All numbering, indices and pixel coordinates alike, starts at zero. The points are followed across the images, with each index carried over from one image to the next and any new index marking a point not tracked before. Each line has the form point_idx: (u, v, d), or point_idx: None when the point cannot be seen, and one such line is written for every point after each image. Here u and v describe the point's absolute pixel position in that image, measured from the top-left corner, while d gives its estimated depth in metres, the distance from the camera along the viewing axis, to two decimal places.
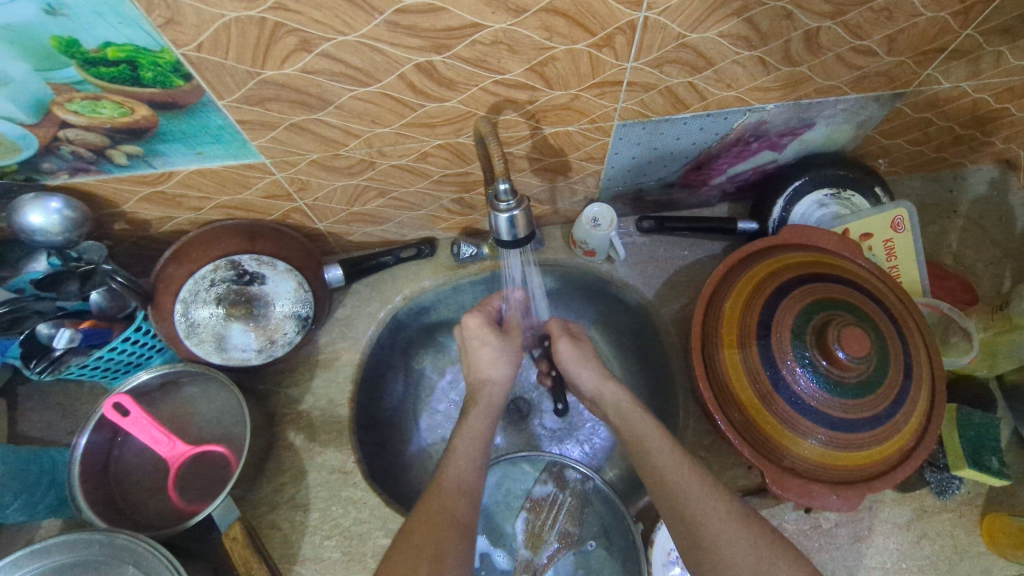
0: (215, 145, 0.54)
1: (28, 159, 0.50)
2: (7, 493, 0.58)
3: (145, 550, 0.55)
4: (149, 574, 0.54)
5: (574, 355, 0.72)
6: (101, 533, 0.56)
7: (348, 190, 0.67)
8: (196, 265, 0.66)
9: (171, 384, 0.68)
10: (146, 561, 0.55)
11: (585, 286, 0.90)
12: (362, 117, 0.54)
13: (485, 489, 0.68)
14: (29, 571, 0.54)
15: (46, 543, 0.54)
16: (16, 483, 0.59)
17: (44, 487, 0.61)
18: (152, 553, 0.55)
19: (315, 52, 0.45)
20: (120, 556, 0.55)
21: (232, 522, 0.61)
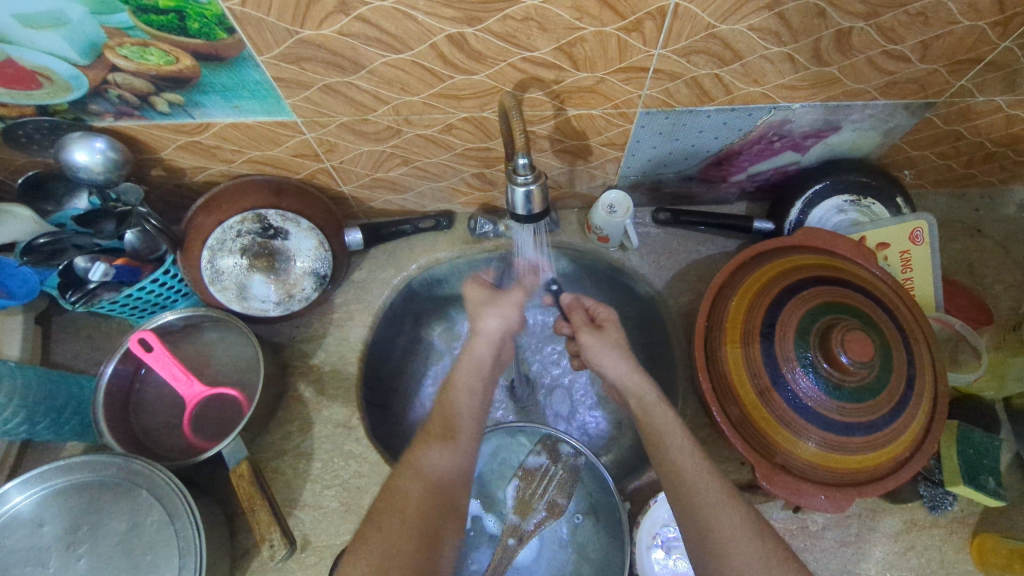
0: (252, 100, 0.56)
1: (78, 99, 0.54)
2: (38, 412, 0.62)
3: (157, 477, 0.58)
4: (160, 498, 0.58)
5: (598, 345, 0.69)
6: (119, 457, 0.59)
7: (374, 156, 0.69)
8: (225, 216, 0.69)
9: (193, 328, 0.71)
10: (158, 487, 0.58)
11: (597, 272, 0.92)
12: (393, 84, 0.56)
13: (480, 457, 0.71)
14: (53, 485, 0.58)
15: (70, 461, 0.58)
16: (47, 403, 0.63)
17: (70, 412, 0.65)
18: (163, 480, 0.58)
19: (353, 15, 0.47)
20: (135, 480, 0.58)
21: (241, 459, 0.64)
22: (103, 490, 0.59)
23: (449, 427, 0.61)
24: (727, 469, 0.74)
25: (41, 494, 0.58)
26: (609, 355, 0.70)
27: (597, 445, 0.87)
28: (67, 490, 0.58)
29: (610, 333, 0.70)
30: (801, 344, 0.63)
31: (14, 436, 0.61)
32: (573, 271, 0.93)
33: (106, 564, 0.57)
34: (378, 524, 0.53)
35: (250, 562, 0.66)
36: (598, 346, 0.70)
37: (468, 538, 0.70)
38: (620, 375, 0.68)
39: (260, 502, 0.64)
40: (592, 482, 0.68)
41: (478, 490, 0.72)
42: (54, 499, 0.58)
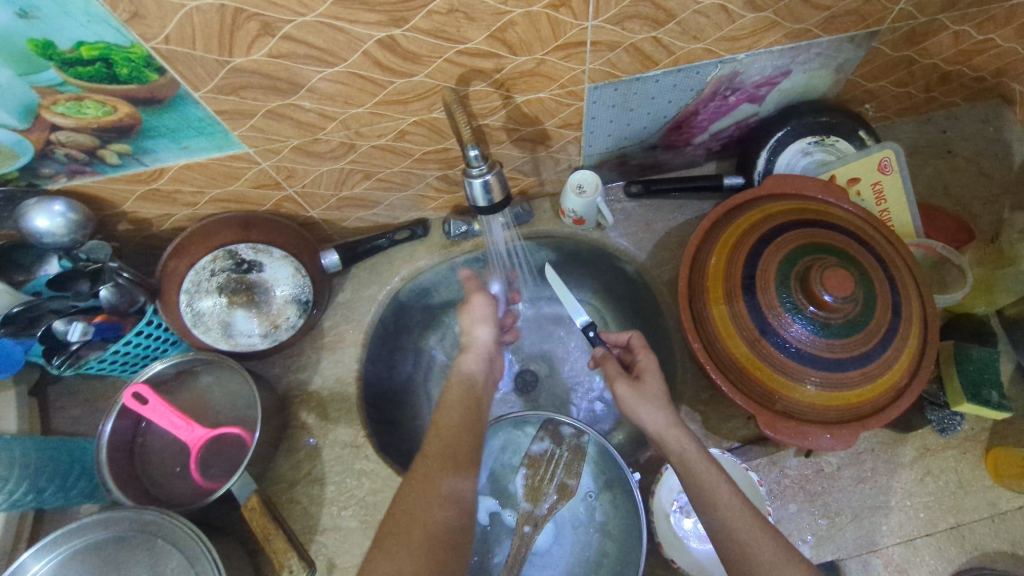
0: (200, 137, 0.56)
1: (27, 164, 0.54)
2: (42, 478, 0.61)
3: (171, 522, 0.57)
4: (177, 544, 0.57)
5: (635, 397, 0.63)
6: (130, 510, 0.58)
7: (334, 175, 0.69)
8: (196, 257, 0.68)
9: (186, 373, 0.69)
10: (173, 532, 0.57)
11: (580, 258, 0.92)
12: (335, 99, 0.56)
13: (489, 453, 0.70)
14: (68, 549, 0.57)
15: (82, 521, 0.57)
16: (51, 469, 0.62)
17: (77, 476, 0.64)
18: (176, 524, 0.57)
19: (279, 35, 0.47)
20: (149, 529, 0.58)
21: (250, 494, 0.64)
22: (121, 546, 0.58)
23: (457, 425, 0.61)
24: (735, 425, 0.74)
25: (58, 560, 0.57)
26: (640, 395, 0.63)
27: (607, 426, 0.86)
28: (83, 552, 0.57)
29: (648, 384, 0.64)
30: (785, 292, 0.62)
31: (21, 506, 0.60)
32: (555, 259, 0.92)
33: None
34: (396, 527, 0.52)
35: None
36: (625, 384, 0.64)
37: (492, 533, 0.69)
38: (651, 420, 0.61)
39: (274, 530, 0.62)
40: (602, 459, 0.67)
41: (488, 485, 0.71)
42: (71, 561, 0.57)
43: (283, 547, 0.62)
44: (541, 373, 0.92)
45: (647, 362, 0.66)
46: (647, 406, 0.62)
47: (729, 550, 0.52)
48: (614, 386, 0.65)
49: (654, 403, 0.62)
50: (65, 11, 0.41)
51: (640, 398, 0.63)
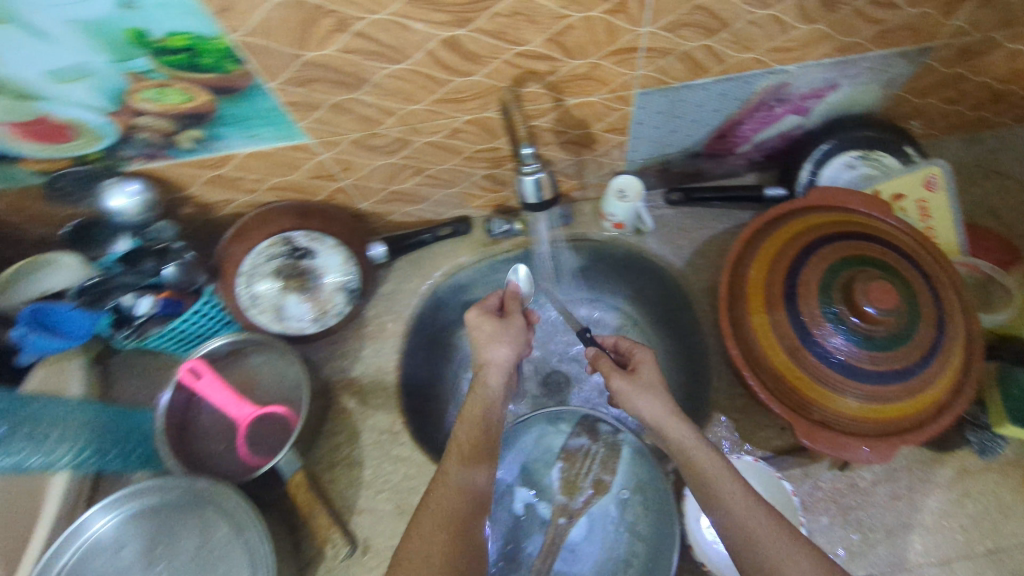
0: (267, 127, 0.59)
1: (109, 146, 0.57)
2: (102, 443, 0.64)
3: (223, 493, 0.60)
4: (229, 514, 0.60)
5: (630, 388, 0.64)
6: (182, 479, 0.61)
7: (387, 169, 0.72)
8: (253, 241, 0.70)
9: (238, 353, 0.72)
10: (225, 502, 0.60)
11: (615, 262, 0.93)
12: (396, 95, 0.59)
13: (521, 446, 0.72)
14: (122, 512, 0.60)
15: (139, 486, 0.60)
16: (110, 435, 0.65)
17: (134, 441, 0.66)
18: (229, 494, 0.60)
19: (351, 31, 0.50)
20: (203, 498, 0.61)
21: (296, 470, 0.66)
22: (180, 510, 0.61)
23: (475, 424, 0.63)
24: (768, 434, 0.74)
25: (113, 522, 0.59)
26: (636, 386, 0.64)
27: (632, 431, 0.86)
28: (137, 516, 0.60)
29: (643, 375, 0.65)
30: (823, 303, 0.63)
31: (84, 471, 0.64)
32: (591, 263, 0.94)
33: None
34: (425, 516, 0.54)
35: (317, 569, 0.66)
36: (620, 377, 0.66)
37: (525, 523, 0.70)
38: (648, 407, 0.62)
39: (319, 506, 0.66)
40: (637, 460, 0.68)
41: (519, 476, 0.72)
42: (125, 525, 0.60)
43: (326, 523, 0.65)
44: (570, 373, 0.93)
45: (643, 355, 0.68)
46: (644, 396, 0.63)
47: (738, 545, 0.52)
48: (610, 380, 0.67)
49: (651, 391, 0.63)
50: (161, 4, 0.44)
51: (636, 389, 0.64)
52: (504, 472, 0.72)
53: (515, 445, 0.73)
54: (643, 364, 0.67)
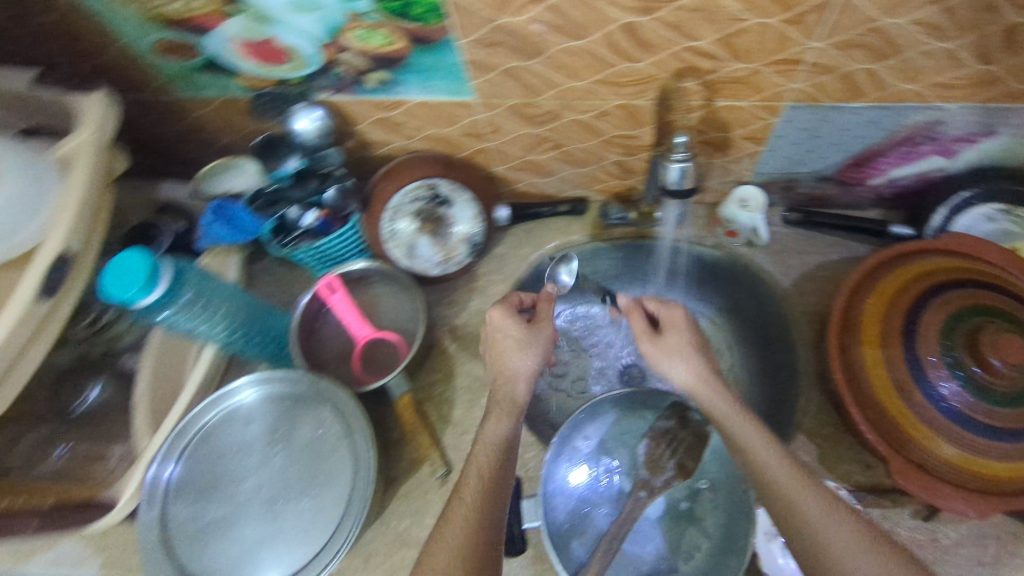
0: (444, 80, 0.66)
1: (310, 74, 0.66)
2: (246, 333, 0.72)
3: (340, 397, 0.64)
4: (342, 417, 0.63)
5: (659, 352, 0.68)
6: (308, 375, 0.65)
7: (530, 139, 0.77)
8: (403, 182, 0.77)
9: (364, 279, 0.81)
10: (340, 406, 0.64)
11: (722, 273, 0.92)
12: (564, 70, 0.64)
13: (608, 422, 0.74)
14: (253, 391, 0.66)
15: (270, 372, 0.66)
16: (254, 326, 0.72)
17: (271, 335, 0.75)
18: (345, 400, 0.63)
19: (547, 3, 0.55)
20: (322, 397, 0.65)
21: (404, 392, 0.72)
22: (295, 404, 0.66)
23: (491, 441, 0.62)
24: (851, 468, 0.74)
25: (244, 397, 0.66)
26: (663, 349, 0.68)
27: None
28: (265, 397, 0.66)
29: (670, 339, 0.68)
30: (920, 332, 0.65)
31: (228, 349, 0.72)
32: (699, 269, 0.93)
33: (290, 469, 0.62)
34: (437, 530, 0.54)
35: (400, 486, 0.73)
36: (649, 341, 0.69)
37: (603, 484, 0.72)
38: (677, 371, 0.67)
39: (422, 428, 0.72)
40: (717, 459, 0.71)
41: (601, 445, 0.74)
42: (254, 402, 0.66)
43: (427, 442, 0.73)
44: (648, 369, 0.92)
45: (674, 316, 0.69)
46: (670, 360, 0.67)
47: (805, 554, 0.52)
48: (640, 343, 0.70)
49: (678, 355, 0.67)
50: None
51: (664, 352, 0.68)
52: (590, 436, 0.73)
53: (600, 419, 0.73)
54: (670, 329, 0.69)
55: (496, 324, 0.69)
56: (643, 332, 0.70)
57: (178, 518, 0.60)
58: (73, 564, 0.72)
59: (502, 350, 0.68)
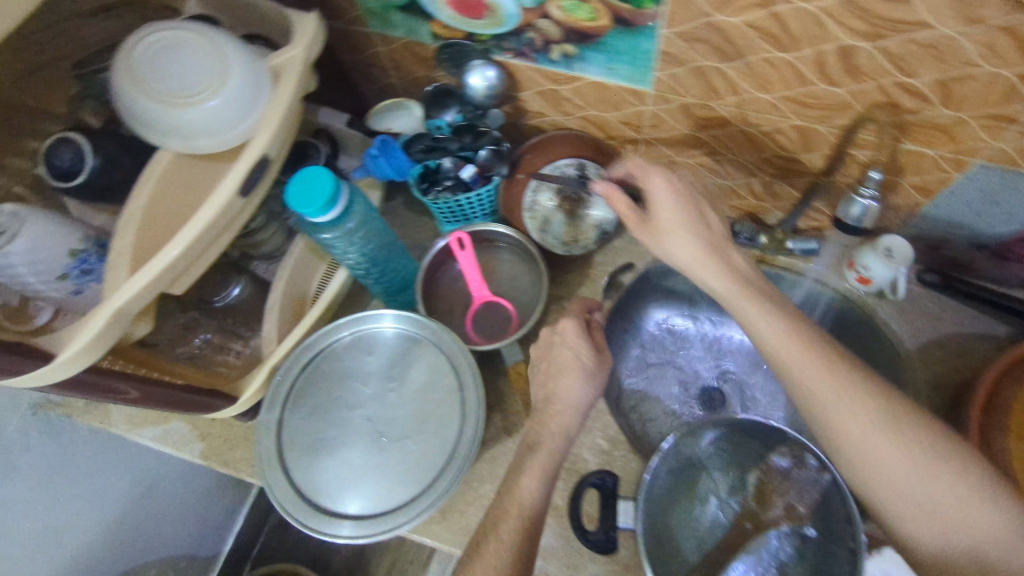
0: (627, 65, 0.65)
1: (499, 34, 0.67)
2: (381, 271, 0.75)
3: (465, 364, 0.66)
4: (461, 381, 0.65)
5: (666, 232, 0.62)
6: (438, 330, 0.68)
7: (688, 140, 0.76)
8: (554, 156, 0.78)
9: (488, 243, 0.83)
10: (462, 371, 0.66)
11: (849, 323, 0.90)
12: (756, 79, 0.62)
13: None
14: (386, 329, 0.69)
15: (404, 314, 0.68)
16: (388, 267, 0.75)
17: (398, 278, 0.78)
18: (469, 369, 0.65)
19: (770, 10, 0.53)
20: (445, 357, 0.67)
21: (516, 360, 0.74)
22: (412, 350, 0.68)
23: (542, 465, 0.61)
24: None
25: (373, 332, 0.69)
26: (657, 233, 0.63)
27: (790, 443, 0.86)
28: (394, 339, 0.69)
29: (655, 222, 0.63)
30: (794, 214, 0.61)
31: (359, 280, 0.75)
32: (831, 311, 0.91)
33: (398, 410, 0.65)
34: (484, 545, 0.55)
35: (487, 449, 0.74)
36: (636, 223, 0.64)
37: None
38: (683, 254, 0.62)
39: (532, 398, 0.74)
40: None
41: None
42: (382, 340, 0.69)
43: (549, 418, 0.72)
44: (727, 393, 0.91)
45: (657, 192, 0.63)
46: (673, 241, 0.62)
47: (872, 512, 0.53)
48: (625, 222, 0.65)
49: (682, 237, 0.62)
50: None
51: (669, 232, 0.62)
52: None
53: None
54: (656, 204, 0.63)
55: (565, 339, 0.68)
56: (627, 210, 0.64)
57: (291, 428, 0.65)
58: (178, 444, 0.77)
59: (558, 366, 0.67)
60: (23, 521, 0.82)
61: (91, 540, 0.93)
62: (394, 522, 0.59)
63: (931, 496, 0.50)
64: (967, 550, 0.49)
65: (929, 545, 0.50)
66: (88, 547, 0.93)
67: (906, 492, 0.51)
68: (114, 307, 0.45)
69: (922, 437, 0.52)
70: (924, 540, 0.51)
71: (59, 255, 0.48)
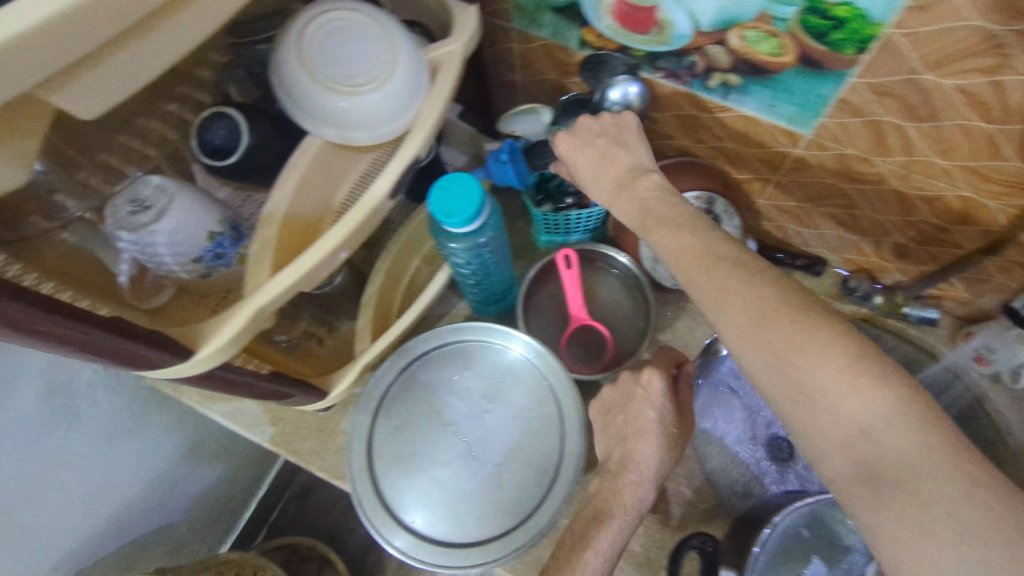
0: (793, 106, 0.60)
1: (658, 52, 0.62)
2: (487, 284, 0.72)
3: (571, 410, 0.63)
4: (565, 424, 0.63)
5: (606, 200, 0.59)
6: (546, 364, 0.65)
7: (828, 189, 0.71)
8: (683, 185, 0.74)
9: (592, 263, 0.79)
10: (567, 415, 0.63)
11: None
12: (938, 144, 0.57)
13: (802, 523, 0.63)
14: (492, 342, 0.67)
15: (513, 332, 0.66)
16: (493, 283, 0.72)
17: (500, 289, 0.75)
18: (576, 416, 0.63)
19: (992, 78, 0.48)
20: (549, 399, 0.64)
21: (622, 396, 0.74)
22: (516, 381, 0.66)
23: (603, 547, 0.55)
24: None
25: (477, 344, 0.67)
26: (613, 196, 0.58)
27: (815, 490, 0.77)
28: (497, 358, 0.67)
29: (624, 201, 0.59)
30: (617, 137, 0.60)
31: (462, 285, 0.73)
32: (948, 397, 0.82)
33: (493, 440, 0.64)
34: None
35: None
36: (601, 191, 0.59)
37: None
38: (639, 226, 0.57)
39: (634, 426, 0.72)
40: None
41: (817, 544, 0.63)
42: (485, 356, 0.67)
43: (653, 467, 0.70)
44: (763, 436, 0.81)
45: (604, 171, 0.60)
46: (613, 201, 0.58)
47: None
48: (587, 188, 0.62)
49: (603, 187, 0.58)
50: None
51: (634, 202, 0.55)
52: (814, 529, 0.64)
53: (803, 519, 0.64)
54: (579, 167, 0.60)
55: (646, 391, 0.60)
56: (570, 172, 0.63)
57: (381, 436, 0.64)
58: (247, 425, 0.76)
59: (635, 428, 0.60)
60: (80, 474, 0.79)
61: (132, 498, 0.91)
62: (471, 560, 0.59)
63: (859, 412, 0.40)
64: (862, 465, 0.40)
65: (840, 461, 0.41)
66: (129, 504, 0.91)
67: (902, 468, 0.39)
68: (259, 305, 0.43)
69: (818, 339, 0.42)
70: (836, 458, 0.41)
71: (199, 237, 0.46)
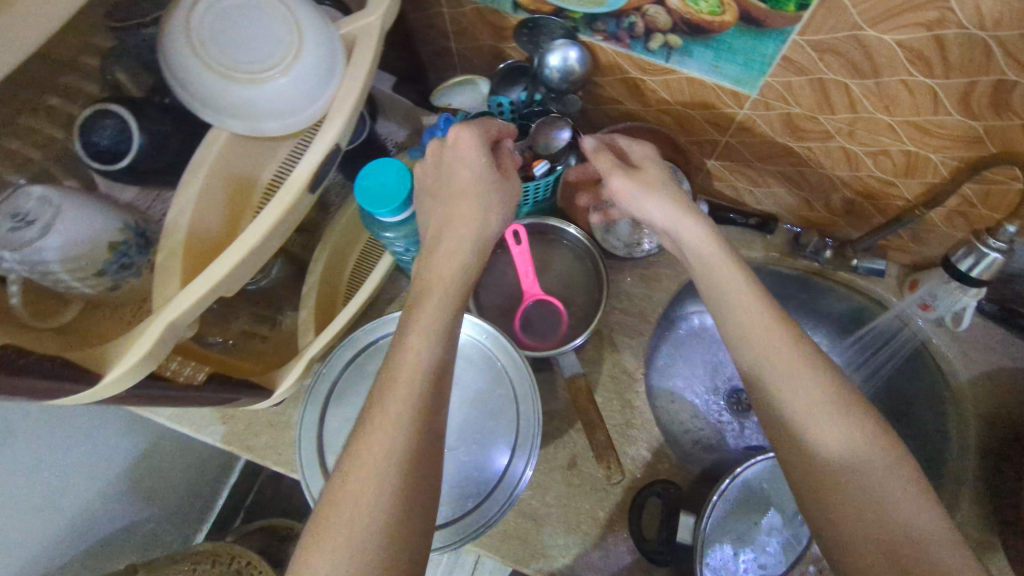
0: (736, 66, 0.58)
1: (596, 13, 0.59)
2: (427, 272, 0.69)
3: (524, 378, 0.63)
4: (518, 398, 0.63)
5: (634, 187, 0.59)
6: (492, 335, 0.65)
7: (776, 149, 0.70)
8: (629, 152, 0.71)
9: (544, 237, 0.78)
10: (520, 388, 0.63)
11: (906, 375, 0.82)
12: (882, 100, 0.56)
13: (752, 479, 0.63)
14: None
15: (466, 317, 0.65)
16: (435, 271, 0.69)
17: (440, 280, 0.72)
18: (528, 383, 0.62)
19: (933, 32, 0.47)
20: (503, 378, 0.64)
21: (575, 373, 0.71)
22: (467, 364, 0.65)
23: (433, 366, 0.48)
24: None
25: None
26: (637, 183, 0.59)
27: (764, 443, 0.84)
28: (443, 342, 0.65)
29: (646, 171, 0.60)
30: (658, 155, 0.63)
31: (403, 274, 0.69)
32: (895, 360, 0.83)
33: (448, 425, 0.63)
34: (404, 490, 0.42)
35: None
36: (621, 175, 0.60)
37: (758, 533, 0.62)
38: (658, 210, 0.59)
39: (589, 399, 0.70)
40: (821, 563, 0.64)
41: (776, 497, 0.63)
42: None
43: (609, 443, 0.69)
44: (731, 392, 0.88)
45: (641, 150, 0.63)
46: (650, 192, 0.59)
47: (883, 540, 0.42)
48: (608, 177, 0.60)
49: (653, 189, 0.59)
50: None
51: (654, 182, 0.59)
52: (776, 483, 0.64)
53: (757, 480, 0.63)
54: (648, 165, 0.61)
55: (459, 148, 0.53)
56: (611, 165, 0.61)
57: (332, 426, 0.62)
58: (196, 425, 0.73)
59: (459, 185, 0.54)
60: (26, 490, 0.75)
61: (90, 504, 0.87)
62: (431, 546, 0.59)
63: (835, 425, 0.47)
64: (812, 451, 0.47)
65: (811, 449, 0.47)
66: (86, 509, 0.87)
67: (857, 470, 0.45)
68: (169, 316, 0.40)
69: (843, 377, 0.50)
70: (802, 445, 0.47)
71: (99, 251, 0.42)
